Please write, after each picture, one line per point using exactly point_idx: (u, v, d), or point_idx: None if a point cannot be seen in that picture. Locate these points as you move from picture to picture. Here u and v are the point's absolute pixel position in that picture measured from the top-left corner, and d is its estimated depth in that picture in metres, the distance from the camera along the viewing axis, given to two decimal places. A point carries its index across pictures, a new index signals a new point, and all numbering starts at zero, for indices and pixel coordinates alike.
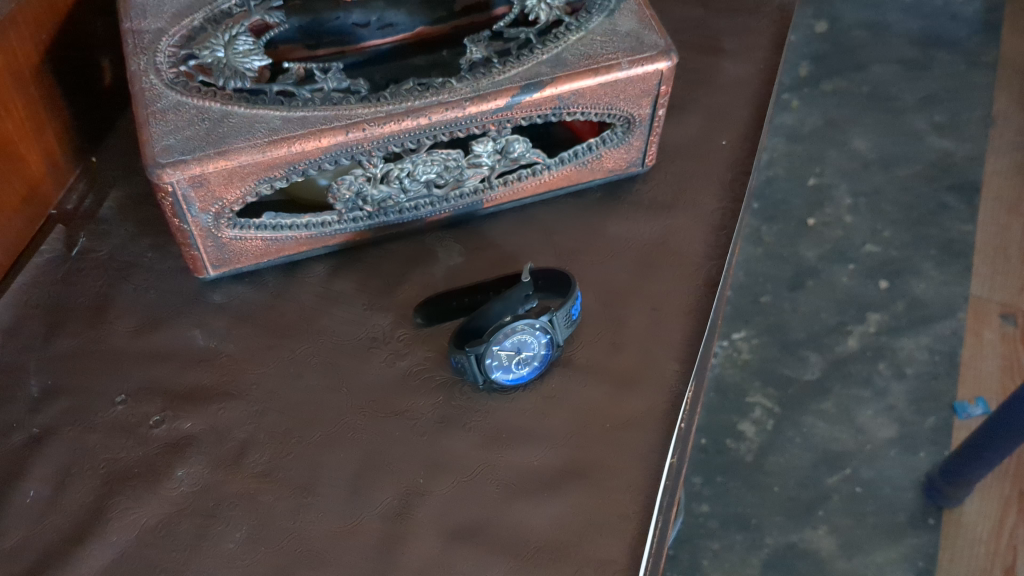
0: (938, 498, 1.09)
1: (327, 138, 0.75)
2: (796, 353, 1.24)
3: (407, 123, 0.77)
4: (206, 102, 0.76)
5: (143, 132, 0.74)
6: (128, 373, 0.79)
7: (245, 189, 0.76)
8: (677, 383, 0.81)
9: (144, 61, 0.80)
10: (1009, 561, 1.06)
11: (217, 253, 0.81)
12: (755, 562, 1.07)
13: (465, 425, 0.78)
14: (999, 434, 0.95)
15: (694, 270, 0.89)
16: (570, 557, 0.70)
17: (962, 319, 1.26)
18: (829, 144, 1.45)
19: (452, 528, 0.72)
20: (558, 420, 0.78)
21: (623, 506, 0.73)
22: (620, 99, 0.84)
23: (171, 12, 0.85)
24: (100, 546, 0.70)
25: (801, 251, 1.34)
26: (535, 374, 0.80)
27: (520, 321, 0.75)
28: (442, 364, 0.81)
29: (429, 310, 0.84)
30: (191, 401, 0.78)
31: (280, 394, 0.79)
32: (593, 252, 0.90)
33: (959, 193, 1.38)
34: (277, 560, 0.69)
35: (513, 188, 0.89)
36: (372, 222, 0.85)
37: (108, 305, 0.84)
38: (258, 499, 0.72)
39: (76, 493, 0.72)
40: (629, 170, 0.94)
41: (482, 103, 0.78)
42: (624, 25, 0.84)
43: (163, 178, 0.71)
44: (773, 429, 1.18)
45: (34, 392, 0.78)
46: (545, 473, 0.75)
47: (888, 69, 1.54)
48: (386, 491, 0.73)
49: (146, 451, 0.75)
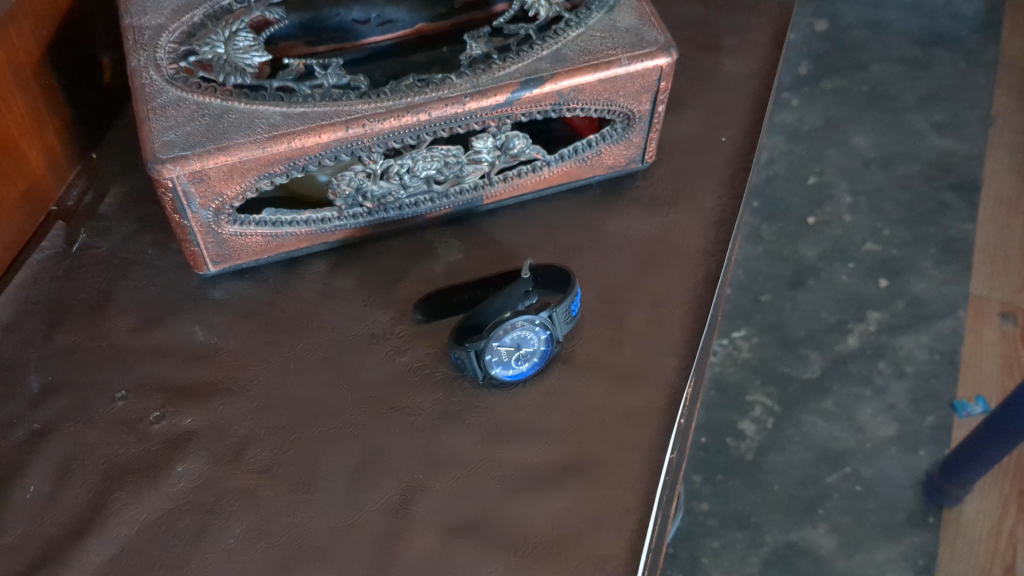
0: (938, 497, 1.09)
1: (327, 133, 0.75)
2: (796, 351, 1.24)
3: (407, 119, 0.77)
4: (206, 98, 0.76)
5: (143, 128, 0.74)
6: (128, 369, 0.79)
7: (245, 185, 0.76)
8: (676, 379, 0.81)
9: (144, 57, 0.80)
10: (1009, 560, 1.06)
11: (217, 249, 0.81)
12: (755, 560, 1.08)
13: (465, 421, 0.78)
14: (1000, 433, 0.95)
15: (694, 267, 0.89)
16: (570, 553, 0.70)
17: (962, 318, 1.26)
18: (829, 143, 1.45)
19: (452, 523, 0.72)
20: (557, 416, 0.78)
21: (622, 502, 0.73)
22: (620, 96, 0.84)
23: (171, 8, 0.85)
24: (100, 542, 0.70)
25: (801, 249, 1.34)
26: (535, 369, 0.80)
27: (520, 317, 0.75)
28: (442, 361, 0.81)
29: (428, 307, 0.84)
30: (191, 397, 0.78)
31: (280, 391, 0.79)
32: (593, 248, 0.90)
33: (959, 192, 1.38)
34: (276, 555, 0.69)
35: (513, 185, 0.89)
36: (372, 218, 0.85)
37: (108, 302, 0.84)
38: (258, 495, 0.73)
39: (76, 490, 0.72)
40: (629, 166, 0.94)
41: (482, 99, 0.78)
42: (624, 22, 0.84)
43: (163, 174, 0.71)
44: (773, 427, 1.18)
45: (35, 388, 0.78)
46: (545, 469, 0.75)
47: (888, 68, 1.54)
48: (386, 487, 0.74)
49: (145, 447, 0.75)
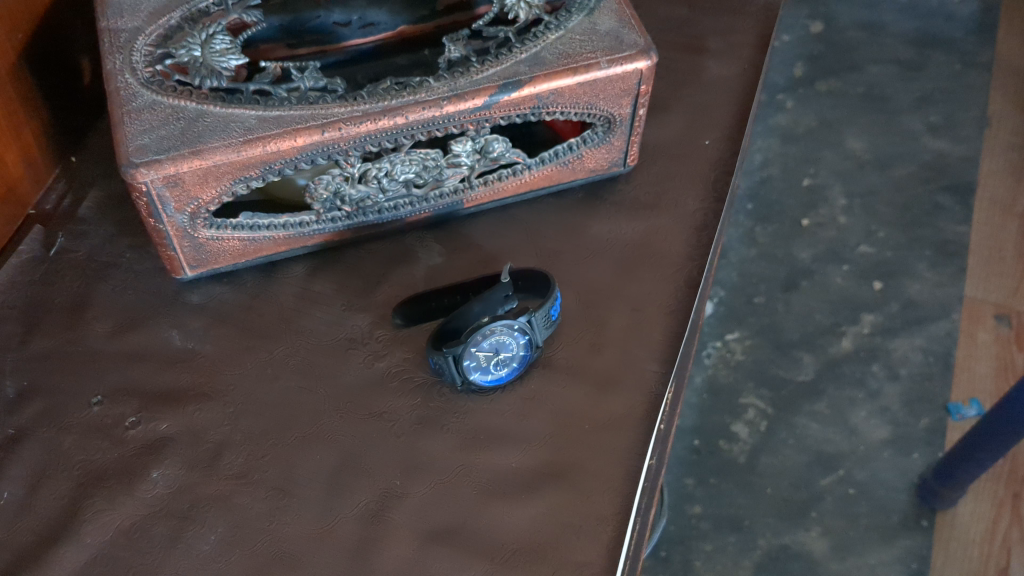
0: (931, 499, 1.08)
1: (303, 137, 0.74)
2: (789, 353, 1.23)
3: (384, 123, 0.76)
4: (181, 101, 0.76)
5: (118, 131, 0.73)
6: (105, 374, 0.79)
7: (220, 189, 0.75)
8: (657, 383, 0.80)
9: (120, 60, 0.79)
10: (1001, 562, 1.06)
11: (194, 253, 0.81)
12: (747, 564, 1.07)
13: (443, 427, 0.77)
14: (996, 438, 0.94)
15: (677, 271, 0.88)
16: (549, 558, 0.70)
17: (957, 320, 1.25)
18: (823, 144, 1.44)
19: (427, 530, 0.71)
20: (537, 421, 0.78)
21: (603, 508, 0.73)
22: (599, 99, 0.83)
23: (147, 11, 0.84)
24: (73, 548, 0.69)
25: (794, 251, 1.33)
26: (514, 375, 0.79)
27: (498, 321, 0.74)
28: (421, 365, 0.81)
29: (407, 311, 0.84)
30: (167, 401, 0.78)
31: (258, 395, 0.78)
32: (573, 253, 0.89)
33: (955, 193, 1.37)
34: (253, 561, 0.69)
35: (494, 189, 0.89)
36: (350, 223, 0.85)
37: (86, 305, 0.84)
38: (233, 501, 0.72)
39: (51, 495, 0.72)
40: (610, 170, 0.93)
41: (460, 103, 0.78)
42: (603, 25, 0.84)
43: (137, 178, 0.71)
44: (765, 430, 1.17)
45: (11, 393, 0.78)
46: (523, 474, 0.74)
47: (883, 69, 1.53)
48: (362, 493, 0.73)
49: (121, 452, 0.74)
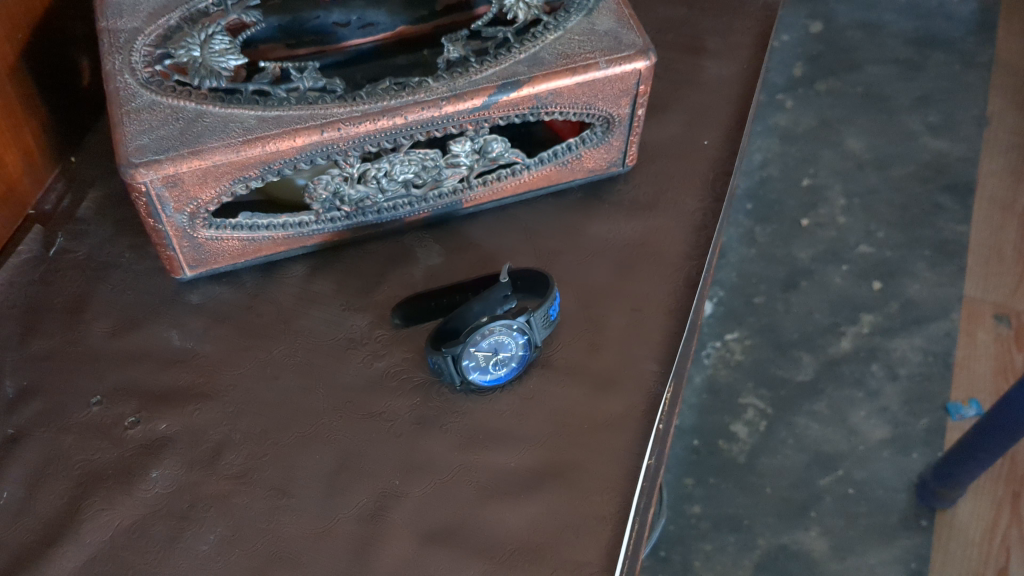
0: (931, 499, 1.08)
1: (302, 137, 0.74)
2: (788, 353, 1.23)
3: (383, 123, 0.76)
4: (180, 102, 0.76)
5: (117, 131, 0.73)
6: (104, 374, 0.79)
7: (220, 189, 0.76)
8: (656, 383, 0.80)
9: (119, 61, 0.79)
10: (1001, 562, 1.06)
11: (194, 253, 0.81)
12: (747, 564, 1.07)
13: (442, 427, 0.77)
14: (996, 438, 0.94)
15: (676, 271, 0.88)
16: (548, 558, 0.70)
17: (957, 320, 1.25)
18: (822, 144, 1.44)
19: (426, 530, 0.71)
20: (536, 421, 0.78)
21: (602, 507, 0.73)
22: (598, 99, 0.83)
23: (146, 12, 0.84)
24: (72, 547, 0.69)
25: (794, 251, 1.33)
26: (513, 375, 0.79)
27: (497, 321, 0.74)
28: (420, 365, 0.81)
29: (406, 311, 0.84)
30: (167, 401, 0.78)
31: (257, 396, 0.78)
32: (572, 253, 0.89)
33: (954, 193, 1.37)
34: (252, 561, 0.69)
35: (493, 189, 0.89)
36: (349, 222, 0.85)
37: (86, 305, 0.84)
38: (233, 501, 0.72)
39: (50, 495, 0.72)
40: (609, 170, 0.93)
41: (459, 103, 0.78)
42: (602, 25, 0.84)
43: (136, 178, 0.71)
44: (765, 430, 1.17)
45: (11, 393, 0.78)
46: (522, 474, 0.75)
47: (882, 69, 1.53)
48: (362, 493, 0.73)
49: (121, 452, 0.74)
